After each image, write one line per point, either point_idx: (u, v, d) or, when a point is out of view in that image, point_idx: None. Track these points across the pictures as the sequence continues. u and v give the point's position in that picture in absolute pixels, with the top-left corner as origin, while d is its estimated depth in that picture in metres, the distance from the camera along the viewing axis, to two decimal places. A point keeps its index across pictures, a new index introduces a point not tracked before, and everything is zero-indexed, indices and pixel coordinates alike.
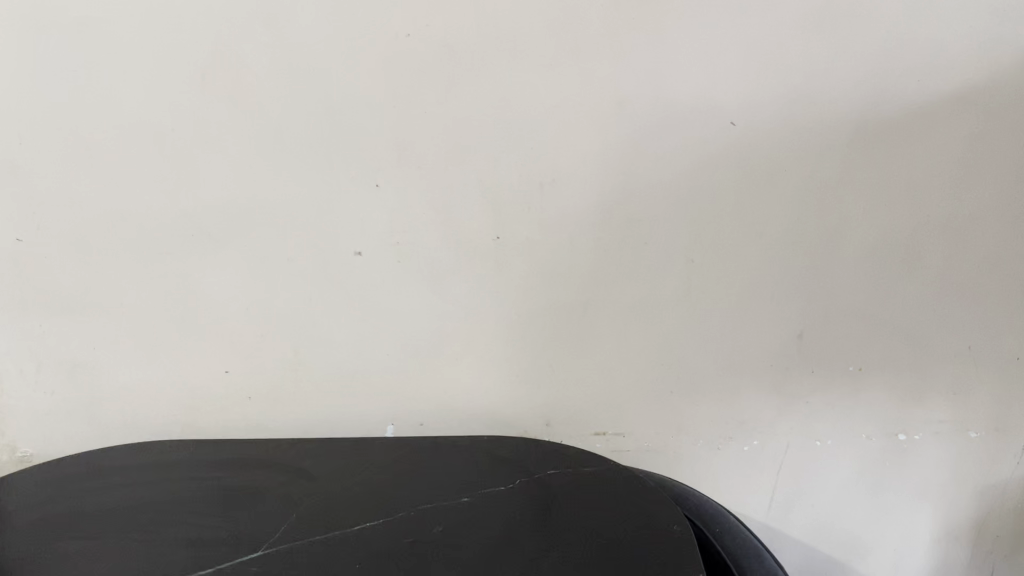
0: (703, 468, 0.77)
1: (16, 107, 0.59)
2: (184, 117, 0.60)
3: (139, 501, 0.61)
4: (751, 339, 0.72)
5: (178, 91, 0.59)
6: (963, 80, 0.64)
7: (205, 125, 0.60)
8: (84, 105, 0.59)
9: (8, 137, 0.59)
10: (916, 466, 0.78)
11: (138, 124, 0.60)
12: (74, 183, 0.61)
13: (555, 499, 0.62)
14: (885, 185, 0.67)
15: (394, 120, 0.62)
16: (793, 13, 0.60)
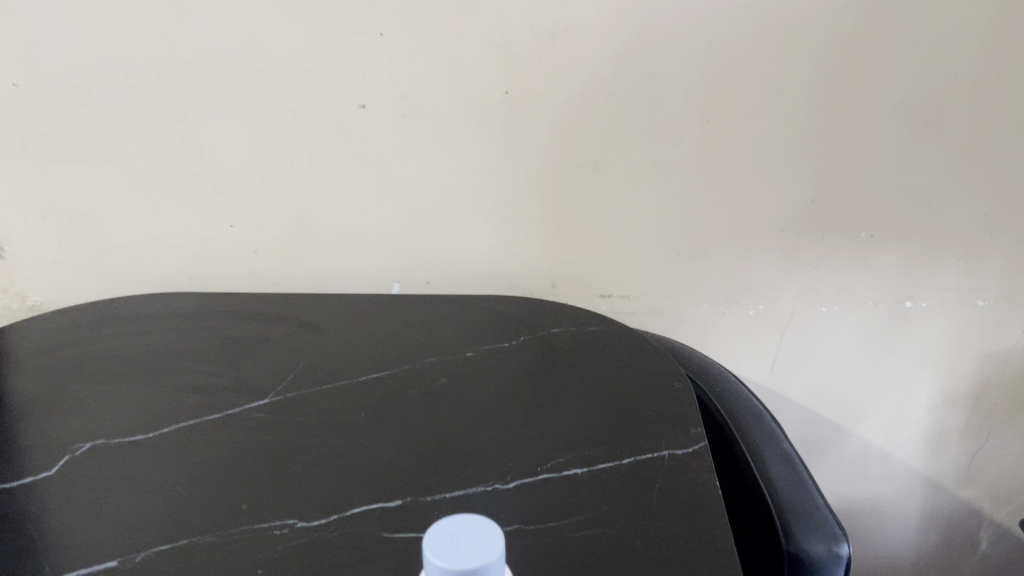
0: (707, 331, 0.77)
1: None
2: None
3: (148, 349, 0.62)
4: (762, 204, 0.71)
5: None
6: None
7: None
8: None
9: None
10: (920, 332, 0.78)
11: None
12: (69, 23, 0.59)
13: (558, 355, 0.63)
14: (913, 43, 0.64)
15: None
16: None
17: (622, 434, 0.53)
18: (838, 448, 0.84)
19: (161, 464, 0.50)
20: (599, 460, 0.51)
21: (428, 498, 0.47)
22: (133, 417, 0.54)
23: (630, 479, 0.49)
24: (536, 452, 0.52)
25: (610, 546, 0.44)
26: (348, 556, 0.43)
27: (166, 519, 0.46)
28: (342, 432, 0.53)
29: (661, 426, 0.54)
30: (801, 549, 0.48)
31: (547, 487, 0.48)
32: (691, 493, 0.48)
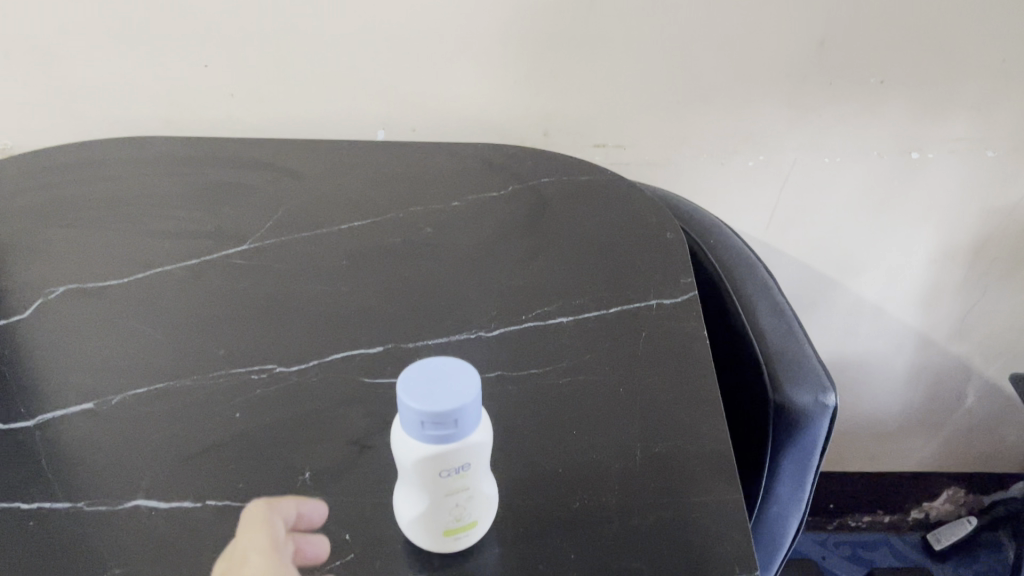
0: (703, 182, 0.75)
1: None
2: None
3: (121, 193, 0.60)
4: (768, 48, 0.66)
5: None
6: None
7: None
8: None
9: None
10: (925, 184, 0.74)
11: None
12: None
13: (548, 205, 0.60)
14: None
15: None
16: None
17: (610, 283, 0.52)
18: (831, 303, 0.83)
19: (136, 310, 0.49)
20: (585, 310, 0.49)
21: (409, 346, 0.46)
22: (107, 261, 0.53)
23: (615, 329, 0.48)
24: (521, 301, 0.50)
25: (591, 395, 0.43)
26: (325, 402, 0.43)
27: (143, 364, 0.45)
28: (323, 280, 0.52)
29: (650, 277, 0.52)
30: (787, 400, 0.48)
31: (531, 334, 0.48)
32: (678, 341, 0.47)
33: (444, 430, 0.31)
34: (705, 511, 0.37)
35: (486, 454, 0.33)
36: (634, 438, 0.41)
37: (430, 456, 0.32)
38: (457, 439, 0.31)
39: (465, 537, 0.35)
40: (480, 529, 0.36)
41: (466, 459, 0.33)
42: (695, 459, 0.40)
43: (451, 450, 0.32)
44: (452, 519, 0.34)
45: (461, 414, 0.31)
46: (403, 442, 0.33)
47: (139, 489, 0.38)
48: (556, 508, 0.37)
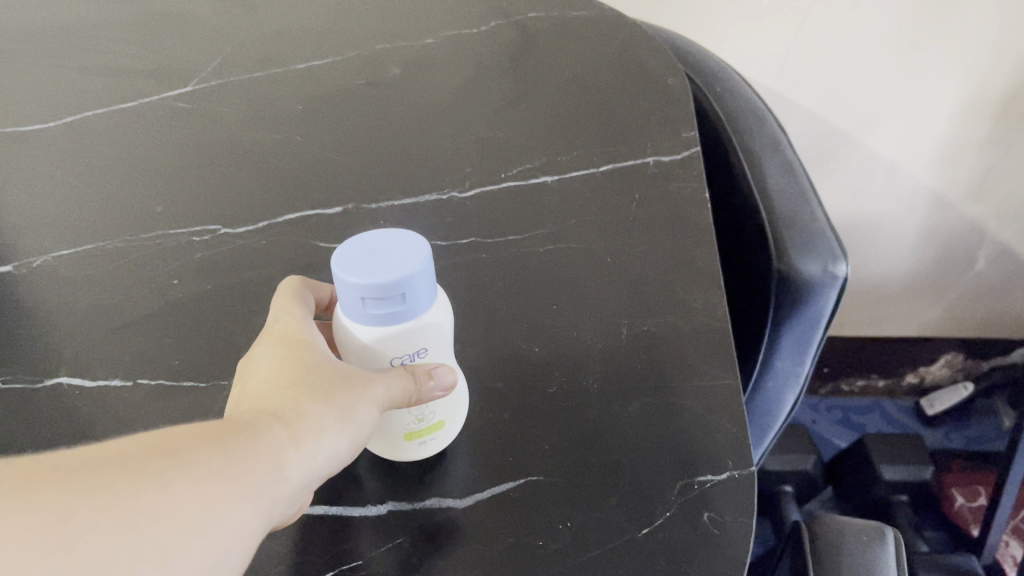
0: (709, 20, 0.67)
1: None
2: None
3: (50, 21, 0.53)
4: None
5: None
6: None
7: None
8: None
9: None
10: (957, 26, 0.65)
11: None
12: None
13: (536, 43, 0.53)
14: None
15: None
16: None
17: (600, 137, 0.46)
18: (842, 160, 0.77)
19: (63, 158, 0.43)
20: (571, 169, 0.44)
21: (372, 207, 0.41)
22: (32, 100, 0.47)
23: (605, 189, 0.42)
24: (501, 156, 0.45)
25: (575, 265, 0.39)
26: (273, 266, 0.38)
27: (69, 222, 0.40)
28: (277, 127, 0.46)
29: (647, 129, 0.46)
30: (793, 269, 0.43)
31: (509, 195, 0.42)
32: (675, 203, 0.41)
33: (389, 306, 0.26)
34: (695, 398, 0.33)
35: (446, 328, 0.29)
36: (619, 313, 0.36)
37: (372, 335, 0.27)
38: (404, 315, 0.26)
39: (432, 440, 0.31)
40: (450, 428, 0.31)
41: (416, 338, 0.28)
42: (686, 341, 0.35)
43: (398, 327, 0.27)
44: (414, 421, 0.30)
45: (408, 289, 0.25)
46: (341, 319, 0.28)
47: (60, 365, 0.34)
48: (530, 392, 0.33)
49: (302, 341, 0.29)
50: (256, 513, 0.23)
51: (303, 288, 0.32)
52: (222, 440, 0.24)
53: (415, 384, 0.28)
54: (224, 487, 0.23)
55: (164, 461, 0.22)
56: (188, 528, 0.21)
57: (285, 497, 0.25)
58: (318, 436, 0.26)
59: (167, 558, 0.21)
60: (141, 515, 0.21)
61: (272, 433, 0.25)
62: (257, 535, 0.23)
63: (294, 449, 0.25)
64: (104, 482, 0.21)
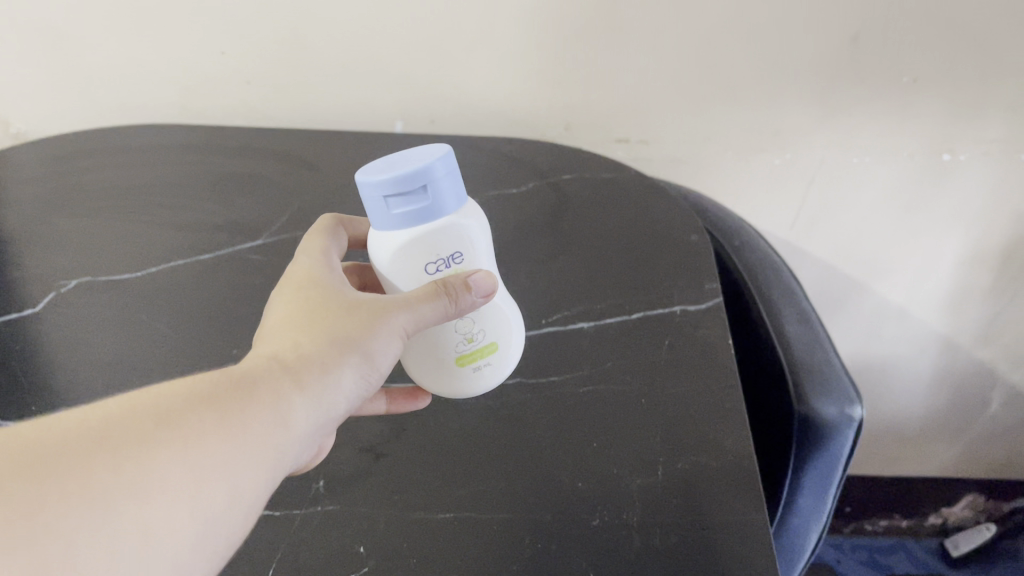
0: (723, 180, 0.73)
1: None
2: None
3: (140, 183, 0.60)
4: (798, 42, 0.62)
5: None
6: None
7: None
8: None
9: None
10: (955, 186, 0.70)
11: None
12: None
13: (571, 200, 0.60)
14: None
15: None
16: None
17: (632, 287, 0.50)
18: (854, 306, 0.82)
19: (151, 304, 0.49)
20: (606, 316, 0.48)
21: None
22: (125, 253, 0.53)
23: (637, 334, 0.47)
24: (541, 305, 0.50)
25: (612, 406, 0.42)
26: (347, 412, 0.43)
27: (154, 361, 0.44)
28: None
29: (673, 281, 0.51)
30: (811, 412, 0.46)
31: (551, 341, 0.47)
32: (702, 351, 0.45)
33: (416, 202, 0.33)
34: (727, 530, 0.36)
35: (476, 233, 0.36)
36: (655, 453, 0.39)
37: (409, 236, 0.34)
38: (431, 211, 0.34)
39: (484, 368, 0.39)
40: (499, 355, 0.39)
41: (447, 237, 0.35)
42: (717, 479, 0.38)
43: (430, 226, 0.34)
44: (464, 342, 0.38)
45: (428, 182, 0.33)
46: (380, 234, 0.35)
47: None
48: (574, 524, 0.37)
49: (318, 290, 0.35)
50: (248, 463, 0.28)
51: (324, 246, 0.39)
52: (224, 394, 0.29)
53: (445, 294, 0.34)
54: (218, 442, 0.27)
55: (150, 428, 0.26)
56: (180, 490, 0.26)
57: (284, 438, 0.30)
58: (320, 377, 0.32)
59: (151, 525, 0.25)
60: (120, 490, 0.24)
61: (276, 380, 0.31)
62: (253, 479, 0.28)
63: (294, 393, 0.31)
64: (86, 459, 0.25)
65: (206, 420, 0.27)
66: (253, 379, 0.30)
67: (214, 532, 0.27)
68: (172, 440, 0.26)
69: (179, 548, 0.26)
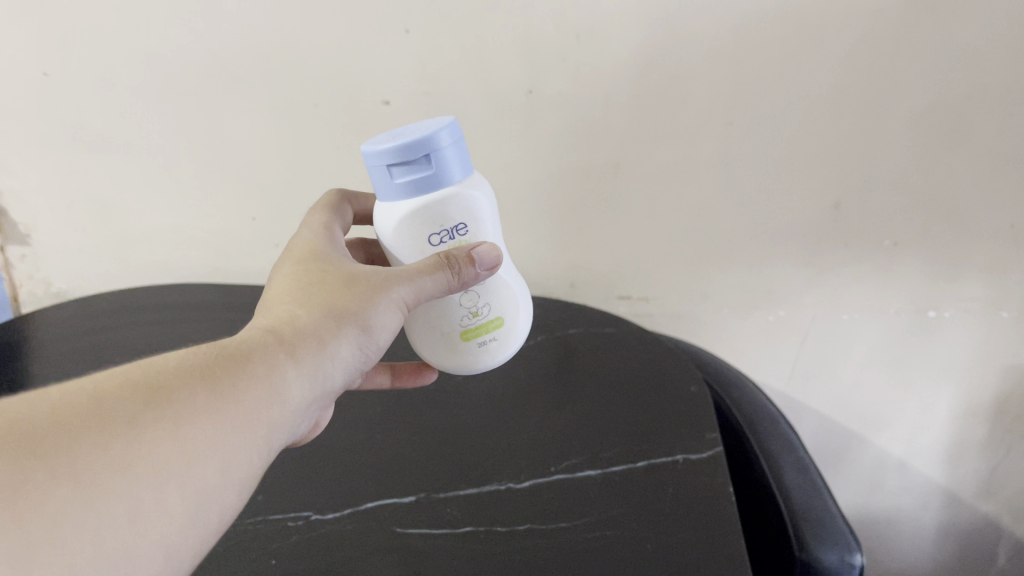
0: (721, 335, 0.77)
1: None
2: None
3: (172, 339, 0.64)
4: (784, 210, 0.67)
5: None
6: None
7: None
8: None
9: None
10: (942, 342, 0.73)
11: None
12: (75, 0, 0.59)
13: (575, 356, 0.64)
14: (956, 43, 0.56)
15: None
16: None
17: (636, 436, 0.53)
18: (854, 457, 0.84)
19: None
20: (612, 463, 0.51)
21: (441, 496, 0.49)
22: None
23: (641, 482, 0.49)
24: (550, 454, 0.52)
25: (619, 551, 0.44)
26: (366, 558, 0.44)
27: None
28: (361, 428, 0.56)
29: (675, 430, 0.53)
30: (813, 559, 0.48)
31: (557, 487, 0.49)
32: (704, 499, 0.47)
33: (420, 171, 0.38)
34: None
35: (478, 203, 0.40)
36: None
37: (415, 204, 0.39)
38: (435, 178, 0.38)
39: (489, 342, 0.43)
40: (504, 331, 0.43)
41: (450, 205, 0.39)
42: None
43: (435, 194, 0.38)
44: (469, 315, 0.42)
45: (431, 151, 0.37)
46: (391, 203, 0.39)
47: None
48: None
49: (320, 272, 0.40)
50: (242, 438, 0.31)
51: (327, 236, 0.45)
52: (220, 372, 0.31)
53: (448, 264, 0.39)
54: (213, 417, 0.30)
55: (139, 407, 0.28)
56: (180, 461, 0.28)
57: (276, 413, 0.33)
58: (315, 352, 0.36)
59: (139, 503, 0.26)
60: (109, 471, 0.26)
61: (272, 354, 0.34)
62: (247, 452, 0.31)
63: (289, 366, 0.34)
64: (74, 443, 0.26)
65: (201, 397, 0.30)
66: (249, 356, 0.33)
67: (205, 509, 0.29)
68: (164, 420, 0.28)
69: (170, 525, 0.27)
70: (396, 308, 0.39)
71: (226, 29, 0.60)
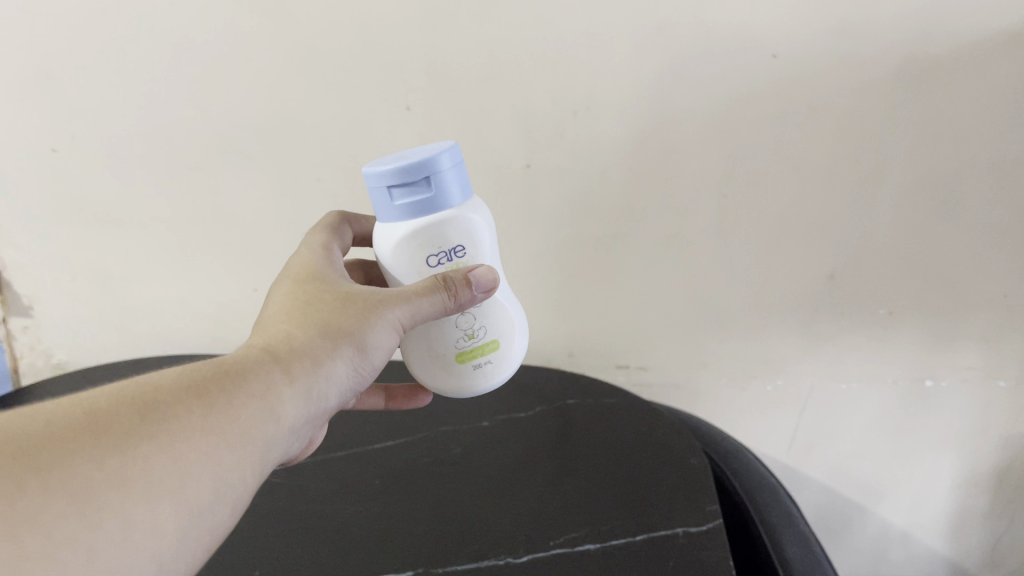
0: (719, 405, 0.77)
1: (42, 27, 0.58)
2: (214, 43, 0.58)
3: None
4: (780, 280, 0.68)
5: (205, 24, 0.57)
6: None
7: (217, 18, 0.57)
8: (111, 27, 0.58)
9: (40, 58, 0.60)
10: (941, 411, 0.73)
11: (167, 48, 0.59)
12: (83, 80, 0.61)
13: (574, 426, 0.64)
14: (943, 119, 0.58)
15: (403, 9, 0.56)
16: None
17: (635, 508, 0.53)
18: (857, 527, 0.83)
19: None
20: (612, 537, 0.50)
21: (439, 571, 0.48)
22: None
23: (641, 556, 0.48)
24: (549, 527, 0.52)
25: None
26: None
27: None
28: (358, 500, 0.56)
29: (675, 503, 0.53)
30: None
31: (556, 561, 0.48)
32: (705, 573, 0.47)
33: (420, 193, 0.40)
34: None
35: (476, 226, 0.42)
36: None
37: (414, 224, 0.40)
38: (434, 200, 0.40)
39: (485, 364, 0.44)
40: (500, 354, 0.44)
41: (448, 227, 0.41)
42: None
43: (434, 216, 0.40)
44: (465, 337, 0.44)
45: (432, 173, 0.39)
46: (392, 224, 0.41)
47: None
48: None
49: (317, 293, 0.41)
50: (235, 453, 0.32)
51: (327, 256, 0.46)
52: (215, 391, 0.33)
53: (446, 288, 0.40)
54: (207, 433, 0.31)
55: (135, 423, 0.29)
56: (173, 474, 0.29)
57: (269, 430, 0.34)
58: (309, 373, 0.37)
59: (132, 516, 0.28)
60: (103, 485, 0.27)
61: (268, 374, 0.36)
62: (240, 466, 0.33)
63: (284, 385, 0.36)
64: (71, 458, 0.27)
65: (195, 414, 0.31)
66: (244, 374, 0.35)
67: (196, 523, 0.30)
68: (158, 435, 0.29)
69: (162, 540, 0.29)
70: (392, 328, 0.41)
71: (230, 106, 0.62)
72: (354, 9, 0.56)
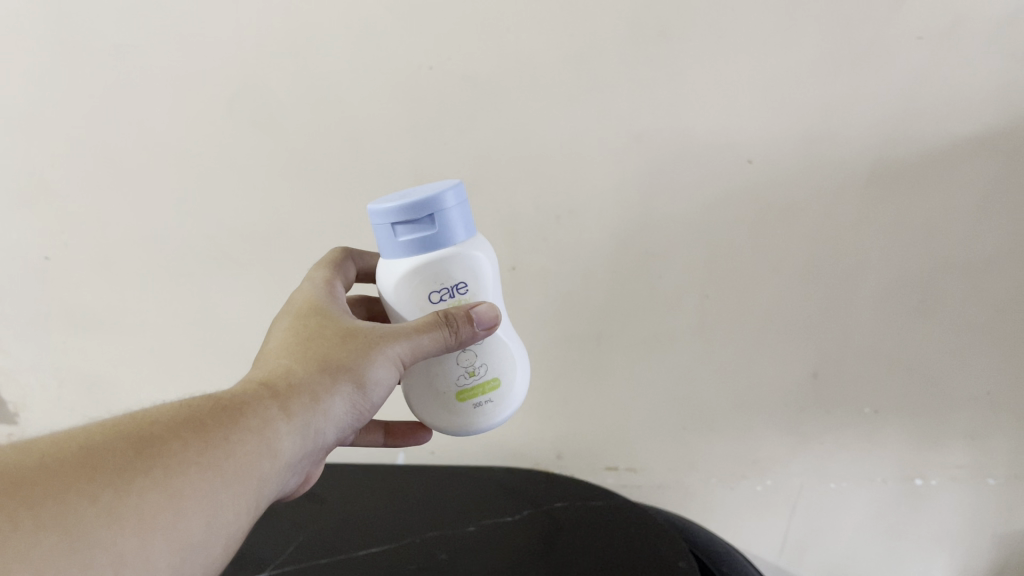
0: (710, 505, 0.77)
1: (39, 141, 0.60)
2: (208, 153, 0.60)
3: None
4: (765, 379, 0.69)
5: (200, 135, 0.59)
6: (1000, 120, 0.54)
7: (209, 131, 0.59)
8: (106, 140, 0.60)
9: (38, 169, 0.61)
10: (933, 509, 0.73)
11: (162, 159, 0.61)
12: (80, 190, 0.62)
13: (561, 530, 0.63)
14: (916, 219, 0.59)
15: (390, 120, 0.58)
16: (824, 59, 0.53)
17: None
18: None
19: None
20: None
21: None
22: None
23: None
24: None
25: None
26: None
27: None
28: None
29: None
30: None
31: None
32: None
33: (424, 230, 0.41)
34: None
35: (479, 264, 0.43)
36: None
37: (417, 260, 0.41)
38: (437, 237, 0.41)
39: (485, 402, 0.44)
40: (500, 393, 0.45)
41: (451, 264, 0.42)
42: None
43: (437, 252, 0.41)
44: (466, 374, 0.44)
45: (436, 211, 0.40)
46: (396, 259, 0.42)
47: None
48: None
49: (319, 328, 0.42)
50: (229, 488, 0.33)
51: (329, 290, 0.47)
52: (211, 427, 0.34)
53: (449, 325, 0.41)
54: (200, 468, 0.32)
55: (128, 459, 0.30)
56: (165, 510, 0.30)
57: (265, 464, 0.35)
58: (309, 409, 0.38)
59: (122, 552, 0.28)
60: (93, 519, 0.28)
61: (266, 409, 0.36)
62: (235, 501, 0.33)
63: (282, 420, 0.36)
64: (64, 492, 0.28)
65: (190, 450, 0.32)
66: (242, 410, 0.35)
67: (190, 560, 0.30)
68: (153, 472, 0.30)
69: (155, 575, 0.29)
70: (392, 364, 0.41)
71: (222, 215, 0.63)
72: (342, 119, 0.58)
